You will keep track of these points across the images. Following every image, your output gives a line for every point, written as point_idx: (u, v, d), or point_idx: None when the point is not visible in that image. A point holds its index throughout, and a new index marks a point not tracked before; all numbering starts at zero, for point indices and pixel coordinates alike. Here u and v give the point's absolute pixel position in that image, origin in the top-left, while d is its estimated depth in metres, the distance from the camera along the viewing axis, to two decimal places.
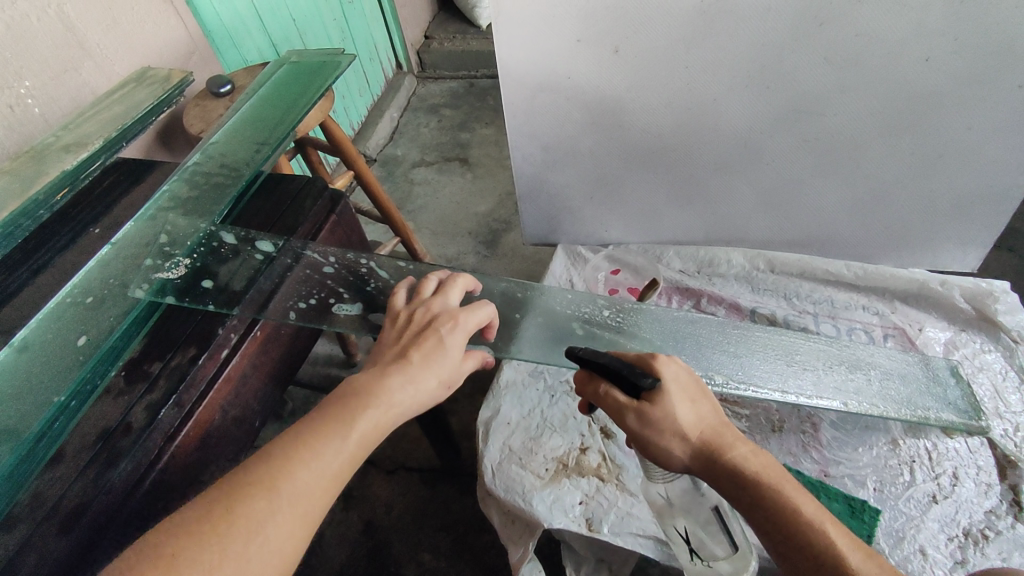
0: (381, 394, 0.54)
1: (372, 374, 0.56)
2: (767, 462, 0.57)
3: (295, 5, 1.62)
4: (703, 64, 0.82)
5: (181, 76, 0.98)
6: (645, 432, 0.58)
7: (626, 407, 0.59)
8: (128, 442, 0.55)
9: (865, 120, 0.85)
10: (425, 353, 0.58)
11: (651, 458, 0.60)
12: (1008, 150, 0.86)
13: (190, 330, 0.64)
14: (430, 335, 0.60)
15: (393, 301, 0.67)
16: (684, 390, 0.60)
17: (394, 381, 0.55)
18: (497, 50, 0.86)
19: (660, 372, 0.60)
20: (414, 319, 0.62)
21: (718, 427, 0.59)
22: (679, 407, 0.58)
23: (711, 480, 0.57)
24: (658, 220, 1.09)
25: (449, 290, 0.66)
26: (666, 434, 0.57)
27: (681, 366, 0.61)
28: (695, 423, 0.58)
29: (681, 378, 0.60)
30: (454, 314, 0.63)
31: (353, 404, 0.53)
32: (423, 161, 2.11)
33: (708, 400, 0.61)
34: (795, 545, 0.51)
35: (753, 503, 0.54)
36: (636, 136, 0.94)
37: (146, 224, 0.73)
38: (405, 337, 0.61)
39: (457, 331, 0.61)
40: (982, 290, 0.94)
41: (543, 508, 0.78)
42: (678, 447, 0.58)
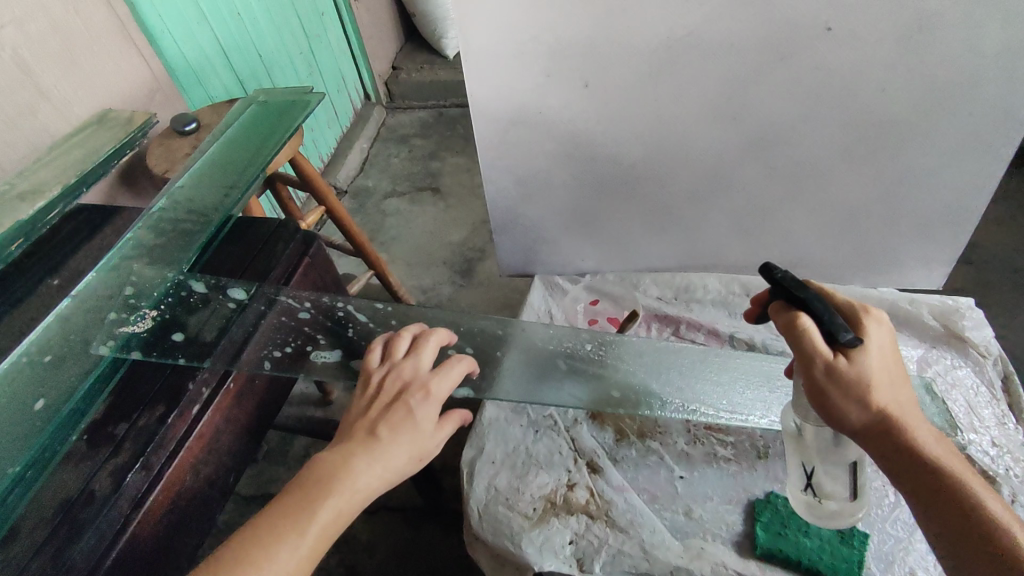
0: (348, 481, 0.54)
1: (338, 459, 0.55)
2: (946, 450, 0.57)
3: (260, 40, 1.61)
4: (671, 97, 0.83)
5: (145, 120, 0.97)
6: (834, 386, 0.56)
7: (820, 357, 0.56)
8: (90, 513, 0.51)
9: (828, 148, 0.87)
10: (394, 429, 0.57)
11: (820, 410, 0.58)
12: (965, 171, 0.89)
13: (157, 387, 0.61)
14: (400, 408, 0.58)
15: (365, 361, 0.65)
16: (883, 356, 0.58)
17: (362, 467, 0.55)
18: (466, 87, 0.86)
19: (864, 334, 0.59)
20: (386, 386, 0.61)
21: (908, 403, 0.58)
22: (879, 373, 0.57)
23: (882, 446, 0.57)
24: (633, 248, 1.09)
25: (423, 350, 0.65)
26: (854, 395, 0.56)
27: (885, 334, 0.60)
28: (888, 392, 0.57)
29: (884, 343, 0.59)
30: (426, 381, 0.61)
31: (314, 495, 0.53)
32: (394, 192, 2.10)
33: (899, 372, 0.59)
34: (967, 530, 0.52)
35: (923, 481, 0.55)
36: (608, 167, 0.95)
37: (109, 274, 0.69)
38: (377, 409, 0.59)
39: (429, 399, 0.60)
40: (949, 307, 0.97)
41: (533, 551, 0.76)
42: (858, 410, 0.56)
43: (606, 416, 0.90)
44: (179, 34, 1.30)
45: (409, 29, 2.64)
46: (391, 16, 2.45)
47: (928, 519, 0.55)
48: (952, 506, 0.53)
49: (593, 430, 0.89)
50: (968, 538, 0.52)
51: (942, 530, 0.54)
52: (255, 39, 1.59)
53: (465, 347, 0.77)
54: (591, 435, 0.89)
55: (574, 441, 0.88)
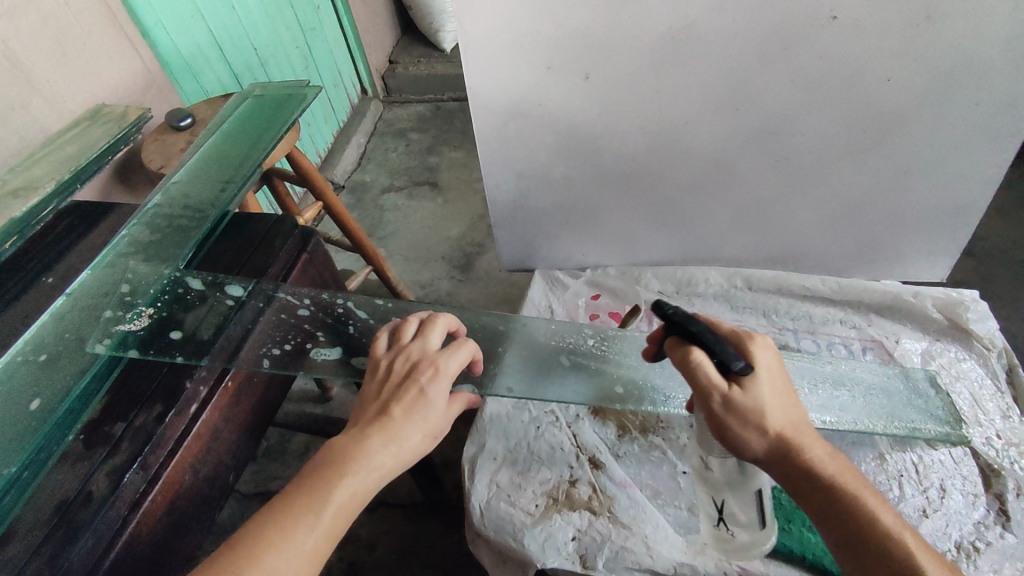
0: (363, 459, 0.53)
1: (352, 439, 0.55)
2: (842, 465, 0.59)
3: (255, 33, 1.59)
4: (673, 89, 0.82)
5: (139, 114, 0.95)
6: (732, 418, 0.57)
7: (716, 391, 0.57)
8: (88, 514, 0.51)
9: (832, 139, 0.86)
10: (407, 408, 0.56)
11: (723, 441, 0.59)
12: (969, 162, 0.88)
13: (155, 386, 0.60)
14: (411, 387, 0.58)
15: (373, 346, 0.64)
16: (774, 380, 0.60)
17: (376, 445, 0.54)
18: (465, 79, 0.85)
19: (753, 360, 0.60)
20: (394, 368, 0.60)
21: (802, 424, 0.59)
22: (771, 399, 0.58)
23: (785, 470, 0.59)
24: (634, 242, 1.08)
25: (430, 331, 0.64)
26: (751, 424, 0.57)
27: (772, 355, 0.61)
28: (783, 416, 0.59)
29: (773, 366, 0.61)
30: (436, 358, 0.60)
31: (330, 476, 0.52)
32: (392, 187, 2.08)
33: (791, 392, 0.61)
34: (867, 545, 0.55)
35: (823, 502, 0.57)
36: (609, 160, 0.94)
37: (104, 271, 0.68)
38: (388, 390, 0.59)
39: (440, 377, 0.59)
40: (952, 299, 0.96)
41: (535, 547, 0.76)
42: (757, 438, 0.58)
43: (608, 411, 0.90)
44: (173, 27, 1.29)
45: (406, 22, 2.62)
46: (387, 9, 2.43)
47: (832, 536, 0.57)
48: (849, 523, 0.56)
49: (595, 426, 0.89)
50: (868, 551, 0.54)
51: (845, 547, 0.56)
52: (250, 32, 1.57)
53: None
54: (593, 430, 0.88)
55: (576, 437, 0.87)
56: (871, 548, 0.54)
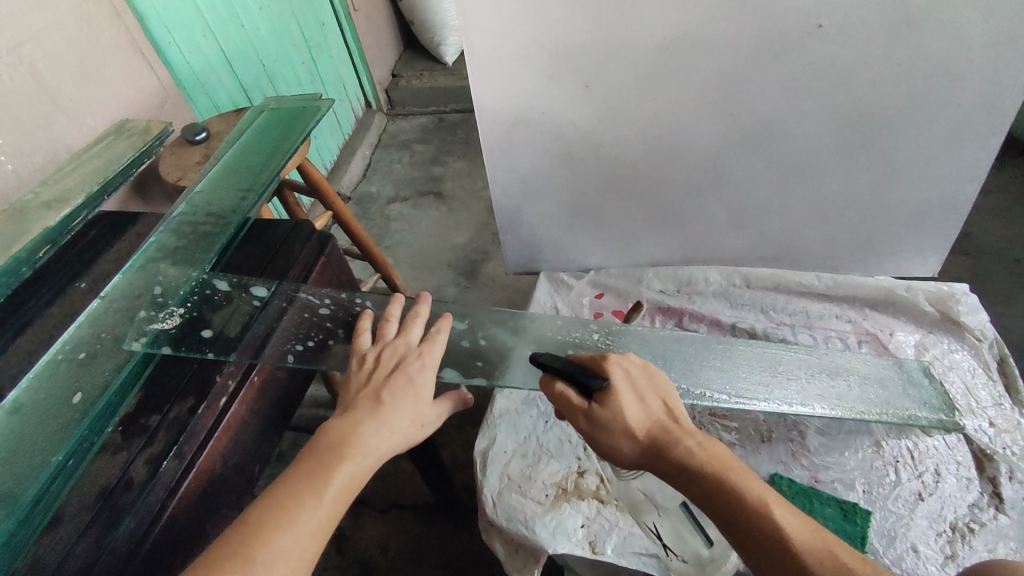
0: (357, 443, 0.57)
1: (344, 425, 0.58)
2: (716, 451, 0.59)
3: (263, 51, 1.65)
4: (669, 95, 0.86)
5: (161, 128, 1.00)
6: (596, 432, 0.62)
7: (577, 410, 0.64)
8: (129, 498, 0.54)
9: (823, 141, 0.90)
10: (396, 395, 0.61)
11: (604, 456, 0.63)
12: (955, 161, 0.92)
13: (187, 380, 0.64)
14: (400, 376, 0.63)
15: (358, 342, 0.69)
16: (632, 388, 0.64)
17: (367, 428, 0.58)
18: (472, 91, 0.90)
19: (609, 373, 0.64)
20: (382, 361, 0.65)
21: (669, 424, 0.62)
22: (628, 405, 0.62)
23: (661, 472, 0.61)
24: (635, 245, 1.12)
25: (411, 327, 0.70)
26: (615, 432, 0.61)
27: (630, 366, 0.66)
28: (643, 421, 0.62)
29: (628, 376, 0.65)
30: (419, 352, 0.66)
31: (328, 460, 0.55)
32: (397, 197, 2.13)
33: (657, 396, 0.64)
34: (739, 528, 0.54)
35: (699, 494, 0.57)
36: (609, 165, 0.98)
37: (136, 275, 0.73)
38: (375, 380, 0.63)
39: (425, 369, 0.65)
40: (943, 293, 1.00)
41: (547, 534, 0.78)
42: (625, 444, 0.61)
43: None
44: (186, 46, 1.34)
45: (408, 37, 2.68)
46: (390, 25, 2.49)
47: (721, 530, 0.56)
48: (722, 511, 0.55)
49: None
50: (743, 534, 0.53)
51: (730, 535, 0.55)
52: (259, 50, 1.63)
53: (478, 339, 0.81)
54: None
55: None
56: (742, 532, 0.54)
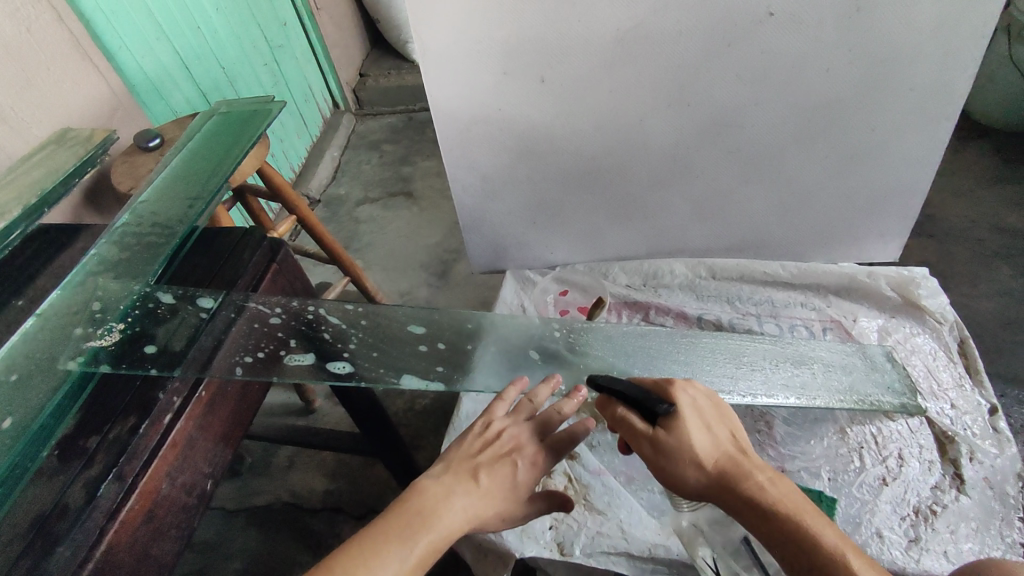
0: (446, 516, 0.57)
1: (444, 492, 0.59)
2: (789, 490, 0.56)
3: (222, 52, 1.60)
4: (625, 87, 0.86)
5: (104, 135, 0.97)
6: (660, 459, 0.60)
7: (641, 434, 0.61)
8: (65, 525, 0.52)
9: (780, 130, 0.90)
10: (496, 481, 0.62)
11: (666, 484, 0.60)
12: (913, 145, 0.92)
13: (129, 398, 0.61)
14: (510, 466, 0.64)
15: (490, 407, 0.69)
16: (700, 416, 0.62)
17: (460, 506, 0.59)
18: (426, 88, 0.88)
19: (676, 399, 0.62)
20: (502, 439, 0.66)
21: (738, 455, 0.59)
22: (696, 435, 0.59)
23: (726, 507, 0.57)
24: (600, 240, 1.11)
25: (546, 418, 0.70)
26: (683, 461, 0.58)
27: (696, 393, 0.64)
28: (712, 451, 0.59)
29: (696, 403, 0.63)
30: (540, 448, 0.67)
31: (425, 527, 0.56)
32: (368, 199, 2.10)
33: (725, 425, 0.62)
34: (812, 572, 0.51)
35: (770, 534, 0.54)
36: (570, 160, 0.97)
37: (75, 291, 0.71)
38: (484, 456, 0.64)
39: (535, 471, 0.65)
40: (904, 277, 1.00)
41: (513, 537, 0.77)
42: (693, 474, 0.58)
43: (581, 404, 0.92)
44: (137, 50, 1.30)
45: (374, 36, 2.64)
46: (355, 23, 2.45)
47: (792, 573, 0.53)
48: (797, 552, 0.52)
49: None
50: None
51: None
52: (217, 52, 1.58)
53: (436, 342, 0.79)
54: None
55: None
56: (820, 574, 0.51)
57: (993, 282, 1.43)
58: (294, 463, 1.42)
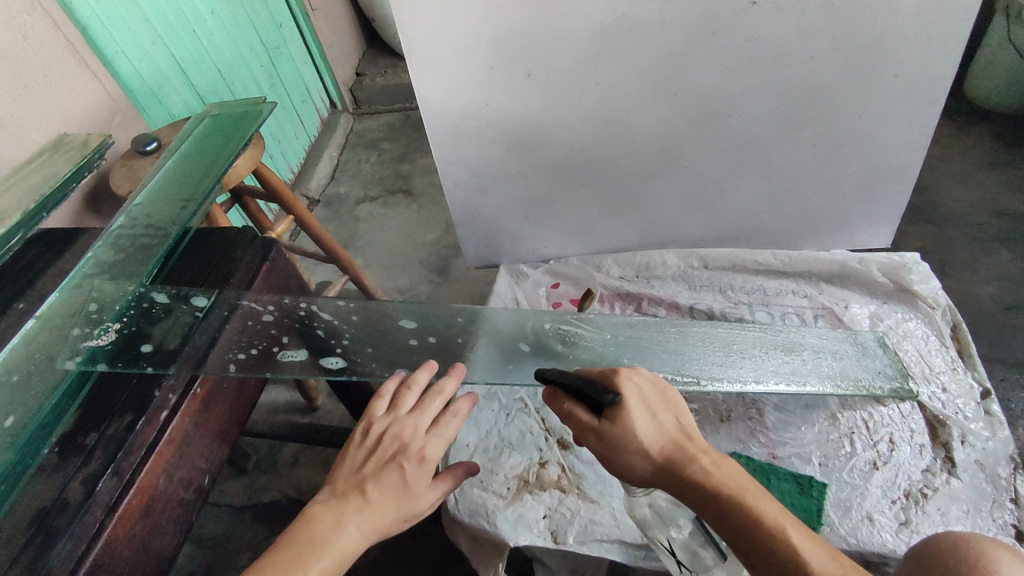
0: (336, 543, 0.57)
1: (331, 519, 0.59)
2: (730, 470, 0.59)
3: (219, 55, 1.62)
4: (611, 80, 0.86)
5: (100, 139, 0.98)
6: (608, 448, 0.62)
7: (587, 427, 0.64)
8: (65, 520, 0.53)
9: (766, 119, 0.90)
10: (383, 491, 0.61)
11: (617, 473, 0.63)
12: (901, 131, 0.93)
13: (125, 397, 0.62)
14: (393, 470, 0.63)
15: (371, 409, 0.69)
16: (644, 405, 0.64)
17: (349, 527, 0.58)
18: (415, 87, 0.89)
19: (620, 390, 0.64)
20: (384, 443, 0.66)
21: (684, 441, 0.61)
22: (640, 424, 0.62)
23: (675, 492, 0.60)
24: (593, 232, 1.11)
25: (425, 405, 0.69)
26: (629, 448, 0.61)
27: (641, 383, 0.66)
28: (657, 437, 0.62)
29: (638, 394, 0.65)
30: (423, 443, 0.65)
31: (309, 554, 0.56)
32: (367, 197, 2.11)
33: (671, 413, 0.64)
34: (751, 547, 0.53)
35: (712, 514, 0.56)
36: (559, 153, 0.98)
37: (71, 292, 0.72)
38: (371, 465, 0.64)
39: (426, 463, 0.64)
40: (896, 263, 1.01)
41: (508, 527, 0.78)
42: (640, 461, 0.61)
43: None
44: (134, 55, 1.32)
45: (371, 35, 2.65)
46: (351, 23, 2.46)
47: (733, 550, 0.55)
48: (737, 529, 0.54)
49: None
50: (757, 555, 0.53)
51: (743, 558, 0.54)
52: (213, 55, 1.60)
53: (426, 337, 0.81)
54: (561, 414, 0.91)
55: (544, 421, 0.91)
56: (756, 550, 0.53)
57: (992, 267, 1.43)
58: (299, 460, 1.43)
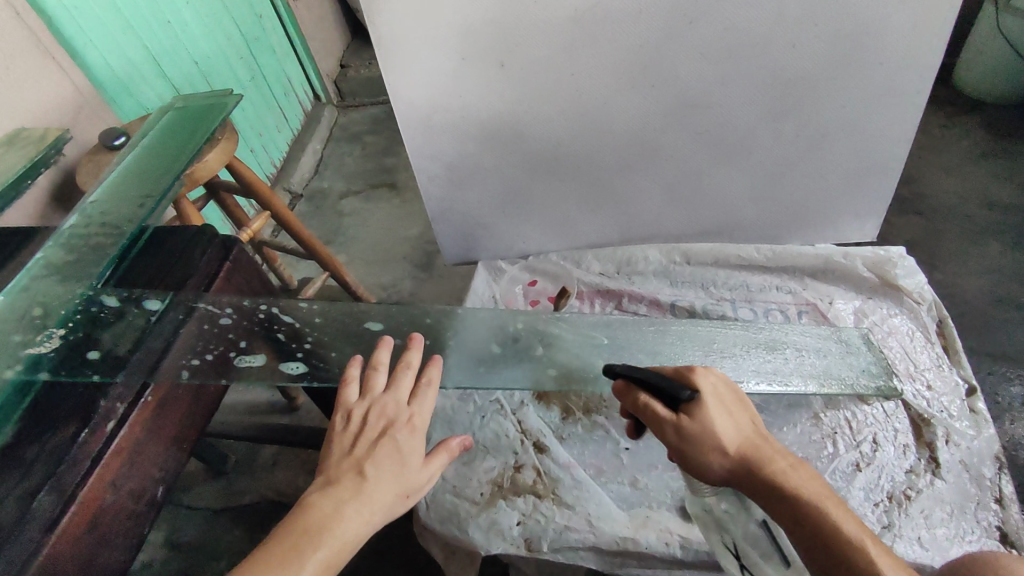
0: (336, 527, 0.55)
1: (328, 505, 0.57)
2: (809, 476, 0.57)
3: (195, 46, 1.57)
4: (587, 70, 0.83)
5: (57, 134, 0.95)
6: (683, 444, 0.61)
7: (665, 420, 0.62)
8: (3, 538, 0.51)
9: (747, 109, 0.88)
10: (379, 466, 0.60)
11: (688, 468, 0.62)
12: (885, 122, 0.90)
13: (70, 406, 0.59)
14: (387, 445, 0.62)
15: (343, 397, 0.68)
16: (722, 402, 0.63)
17: (350, 510, 0.56)
18: (385, 79, 0.86)
19: (698, 384, 0.63)
20: (370, 421, 0.64)
21: (760, 442, 0.60)
22: (717, 420, 0.61)
23: (749, 491, 0.59)
24: (573, 228, 1.09)
25: (398, 379, 0.68)
26: (706, 445, 0.60)
27: (719, 381, 0.65)
28: (734, 437, 0.60)
29: (715, 390, 0.64)
30: (409, 415, 0.65)
31: (307, 542, 0.54)
32: (350, 191, 2.07)
33: (746, 413, 0.63)
34: (829, 555, 0.51)
35: (788, 517, 0.55)
36: (535, 146, 0.94)
37: (17, 296, 0.68)
38: (362, 445, 0.62)
39: (413, 433, 0.64)
40: (881, 257, 0.98)
41: (480, 535, 0.77)
42: (715, 457, 0.60)
43: (551, 396, 0.90)
44: (105, 47, 1.27)
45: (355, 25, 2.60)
46: (334, 13, 2.41)
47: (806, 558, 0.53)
48: (814, 536, 0.53)
49: (540, 410, 0.89)
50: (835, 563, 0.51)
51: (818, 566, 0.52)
52: (189, 46, 1.55)
53: (393, 339, 0.78)
54: (537, 415, 0.89)
55: (520, 423, 0.88)
56: (834, 559, 0.51)
57: (981, 259, 1.41)
58: (278, 461, 1.40)
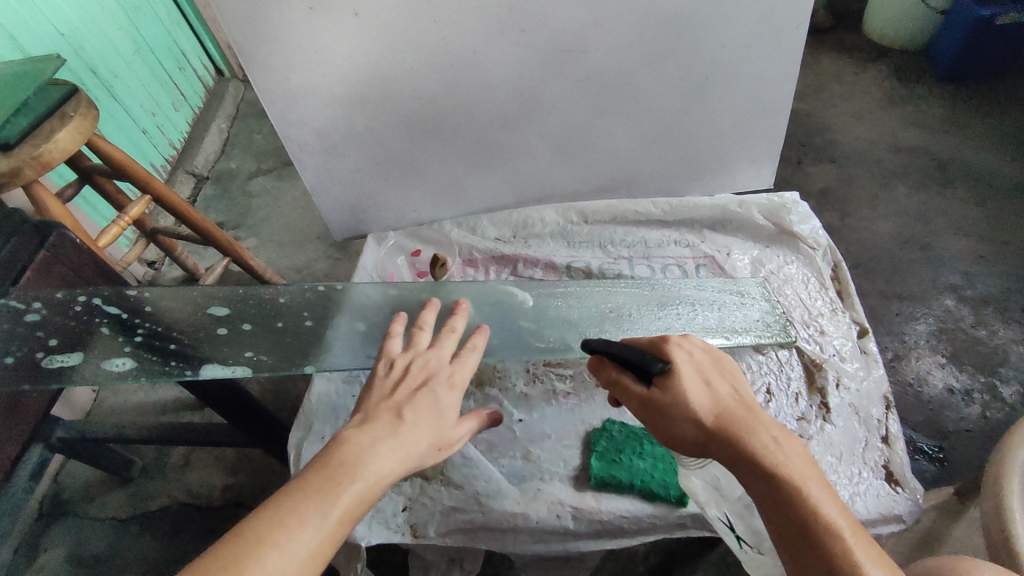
0: (373, 464, 0.48)
1: (365, 442, 0.49)
2: (793, 450, 0.53)
3: (59, 14, 1.33)
4: (450, 14, 0.76)
5: None
6: (657, 418, 0.58)
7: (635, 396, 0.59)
8: None
9: (623, 52, 0.82)
10: (420, 414, 0.54)
11: (661, 441, 0.58)
12: (765, 63, 0.87)
13: None
14: (427, 394, 0.56)
15: (387, 347, 0.62)
16: (698, 372, 0.59)
17: (386, 448, 0.50)
18: (227, 37, 0.75)
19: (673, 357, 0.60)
20: (409, 372, 0.58)
21: (745, 410, 0.56)
22: (691, 390, 0.57)
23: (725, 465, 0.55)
24: (465, 192, 1.02)
25: (444, 338, 0.64)
26: (679, 418, 0.56)
27: (695, 349, 0.61)
28: (711, 408, 0.56)
29: (690, 360, 0.60)
30: (451, 369, 0.60)
31: (341, 475, 0.46)
32: (260, 171, 1.90)
33: (726, 380, 0.59)
34: (805, 538, 0.48)
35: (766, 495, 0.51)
36: (408, 103, 0.86)
37: None
38: (402, 392, 0.56)
39: (454, 390, 0.59)
40: (775, 205, 0.96)
41: (361, 525, 0.71)
42: (688, 431, 0.56)
43: None
44: None
45: None
46: None
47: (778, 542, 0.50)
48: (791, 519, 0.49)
49: None
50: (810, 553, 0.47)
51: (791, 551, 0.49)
52: (50, 12, 1.31)
53: (239, 324, 0.72)
54: None
55: None
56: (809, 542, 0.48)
57: (890, 202, 1.43)
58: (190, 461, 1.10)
